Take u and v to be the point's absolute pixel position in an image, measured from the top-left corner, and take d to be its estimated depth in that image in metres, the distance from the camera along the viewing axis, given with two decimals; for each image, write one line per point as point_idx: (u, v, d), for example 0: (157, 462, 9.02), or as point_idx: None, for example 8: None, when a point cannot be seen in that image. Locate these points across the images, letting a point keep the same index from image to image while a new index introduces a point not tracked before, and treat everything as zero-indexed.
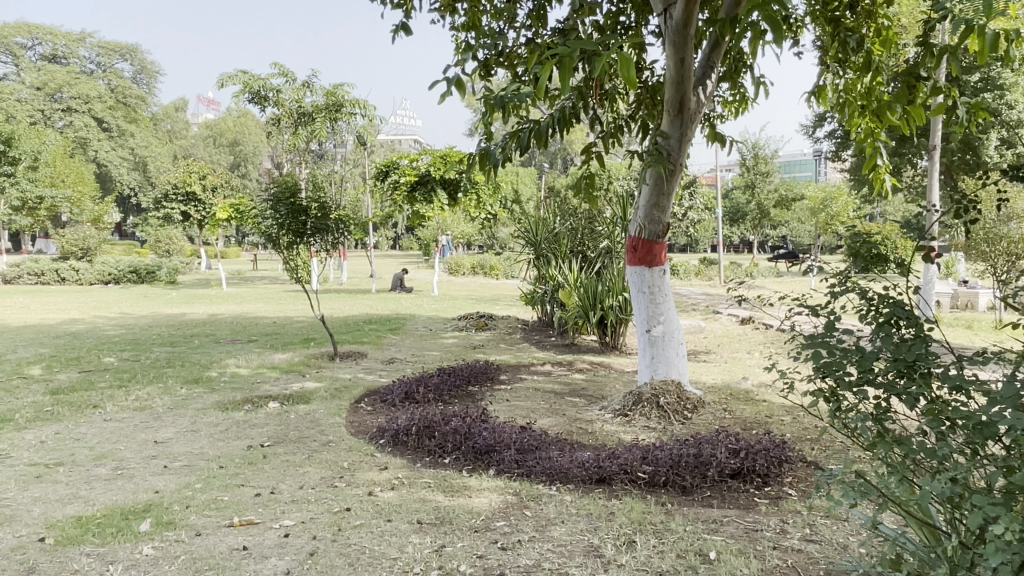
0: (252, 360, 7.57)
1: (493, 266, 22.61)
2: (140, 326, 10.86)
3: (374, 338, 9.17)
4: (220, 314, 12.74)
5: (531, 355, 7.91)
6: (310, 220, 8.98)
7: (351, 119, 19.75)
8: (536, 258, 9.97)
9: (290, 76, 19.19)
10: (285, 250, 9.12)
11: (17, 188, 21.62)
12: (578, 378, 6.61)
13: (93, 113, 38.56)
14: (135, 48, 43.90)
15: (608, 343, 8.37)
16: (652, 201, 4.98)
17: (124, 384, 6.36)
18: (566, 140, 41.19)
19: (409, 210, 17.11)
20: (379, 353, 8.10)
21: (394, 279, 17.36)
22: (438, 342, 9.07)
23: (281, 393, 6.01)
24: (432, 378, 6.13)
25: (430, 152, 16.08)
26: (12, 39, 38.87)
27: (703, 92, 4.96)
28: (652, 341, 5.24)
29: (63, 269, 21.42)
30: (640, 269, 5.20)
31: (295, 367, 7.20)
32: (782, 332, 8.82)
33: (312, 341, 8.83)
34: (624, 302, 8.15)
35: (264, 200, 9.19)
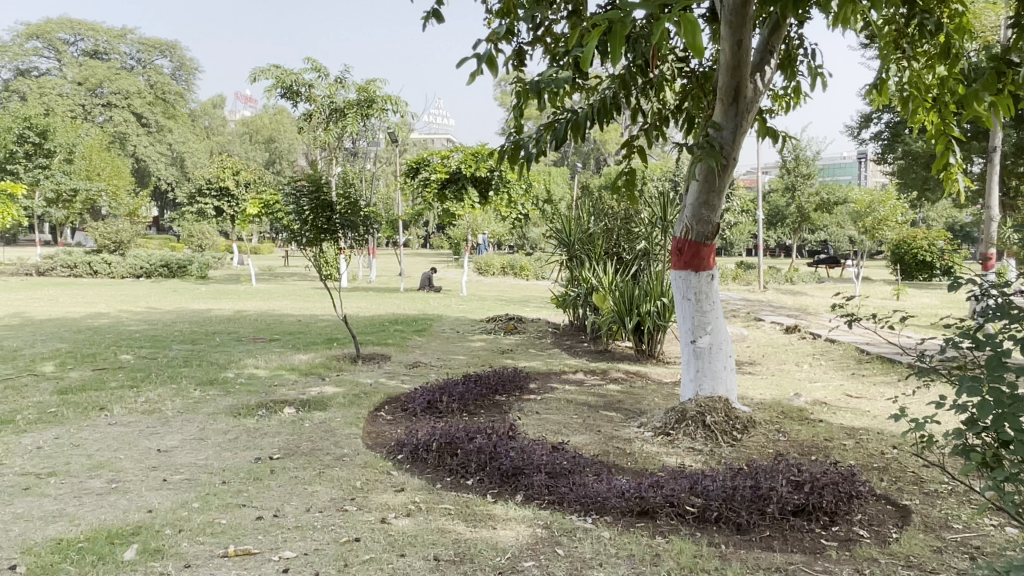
0: (272, 361, 7.25)
1: (523, 267, 22.19)
2: (164, 321, 10.65)
3: (399, 340, 8.82)
4: (246, 311, 12.51)
5: (563, 361, 7.48)
6: (336, 217, 8.62)
7: (383, 115, 19.49)
8: (569, 260, 9.54)
9: (323, 71, 18.97)
10: (309, 247, 8.78)
11: (52, 180, 21.76)
12: (613, 389, 6.15)
13: (132, 109, 39.00)
14: (174, 44, 44.36)
15: (644, 350, 7.88)
16: (701, 198, 4.53)
17: (136, 384, 6.07)
18: (600, 140, 40.59)
19: (440, 208, 16.77)
20: (404, 356, 7.73)
21: (423, 278, 17.02)
22: (466, 345, 8.68)
23: (297, 398, 5.66)
24: (457, 386, 5.75)
25: (462, 148, 15.74)
26: (55, 35, 39.52)
27: (760, 80, 4.50)
28: (697, 353, 4.79)
29: (96, 261, 21.50)
30: (686, 274, 4.75)
31: (315, 370, 6.87)
32: (831, 343, 8.29)
33: (335, 342, 8.50)
34: (662, 308, 7.65)
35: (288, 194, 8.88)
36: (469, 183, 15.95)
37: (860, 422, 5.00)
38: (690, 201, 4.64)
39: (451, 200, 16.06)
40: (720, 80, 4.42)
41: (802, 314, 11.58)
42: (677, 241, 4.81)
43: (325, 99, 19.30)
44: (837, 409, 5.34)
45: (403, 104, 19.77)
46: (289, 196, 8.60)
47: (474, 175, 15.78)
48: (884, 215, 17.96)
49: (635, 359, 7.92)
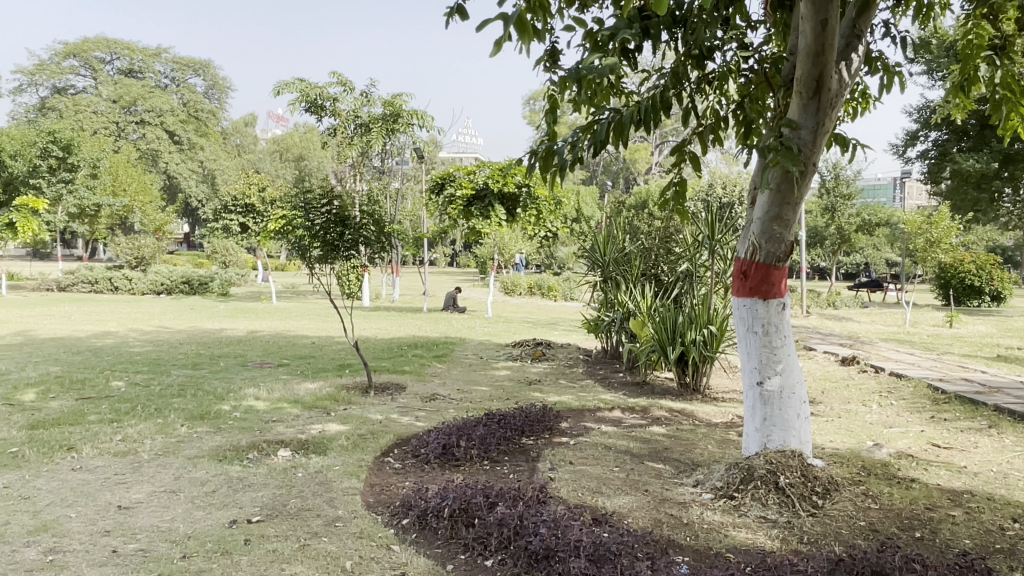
0: (275, 390, 6.55)
1: (551, 286, 21.41)
2: (171, 342, 10.05)
3: (417, 367, 8.08)
4: (260, 331, 11.88)
5: (597, 396, 6.68)
6: (349, 231, 7.86)
7: (409, 131, 18.92)
8: (604, 282, 8.75)
9: (349, 85, 18.47)
10: (318, 264, 8.01)
11: (75, 196, 21.51)
12: (658, 432, 5.33)
13: (165, 126, 39.10)
14: (208, 63, 44.60)
15: (687, 384, 7.03)
16: (772, 211, 3.78)
17: (117, 417, 5.40)
18: (630, 158, 39.83)
19: (465, 226, 16.08)
20: (421, 386, 6.97)
21: (446, 298, 16.30)
22: (490, 374, 7.92)
23: (293, 438, 4.93)
24: (481, 425, 5.01)
25: (490, 163, 15.10)
26: (91, 53, 39.88)
27: (846, 70, 3.73)
28: (764, 396, 4.01)
29: (116, 277, 21.17)
30: (751, 302, 3.97)
31: (321, 402, 6.14)
32: (899, 380, 7.40)
33: (347, 368, 7.79)
34: (707, 337, 6.82)
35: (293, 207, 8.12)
36: (496, 200, 15.31)
37: (960, 483, 4.15)
38: (758, 215, 3.89)
39: (477, 218, 15.42)
40: (798, 69, 3.68)
41: (855, 343, 10.67)
42: (739, 262, 4.06)
43: (350, 114, 18.79)
44: (926, 464, 4.51)
45: (429, 120, 19.20)
46: (296, 208, 7.85)
47: (501, 191, 15.12)
48: (938, 237, 16.84)
49: (676, 393, 7.11)
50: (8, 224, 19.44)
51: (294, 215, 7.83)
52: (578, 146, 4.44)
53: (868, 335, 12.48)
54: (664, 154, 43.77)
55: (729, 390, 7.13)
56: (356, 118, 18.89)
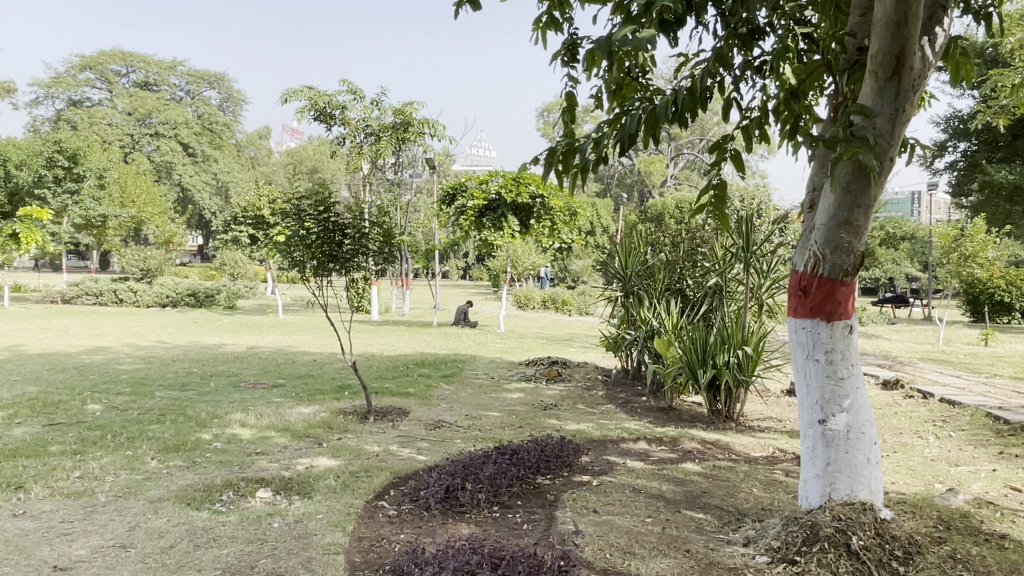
0: (264, 416, 5.93)
1: (565, 300, 20.77)
2: (165, 359, 9.49)
3: (423, 389, 7.45)
4: (260, 347, 11.29)
5: (620, 424, 6.01)
6: (348, 241, 7.17)
7: (421, 140, 18.35)
8: (625, 298, 8.10)
9: (359, 94, 17.95)
10: (313, 277, 7.30)
11: (81, 206, 21.15)
12: (693, 469, 4.67)
13: (178, 139, 38.89)
14: (222, 76, 44.42)
15: (719, 411, 6.35)
16: (840, 215, 3.14)
17: (82, 448, 4.80)
18: (645, 171, 39.22)
19: (476, 237, 15.49)
20: (425, 411, 6.34)
21: (457, 312, 15.68)
22: (501, 397, 7.28)
23: (275, 476, 4.31)
24: (489, 460, 4.40)
25: (503, 172, 14.52)
26: (107, 66, 39.81)
27: (930, 47, 3.11)
28: (827, 437, 3.37)
29: (121, 289, 20.73)
30: (812, 324, 3.34)
31: (313, 430, 5.53)
32: (954, 408, 6.69)
33: (346, 390, 7.18)
34: (742, 360, 6.15)
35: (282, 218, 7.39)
36: (509, 211, 14.73)
37: None
38: (820, 222, 3.26)
39: (490, 229, 14.83)
40: (872, 45, 3.07)
41: (896, 364, 9.94)
42: (794, 277, 3.43)
43: (360, 123, 18.28)
44: (1012, 513, 3.83)
45: (441, 129, 18.64)
46: (288, 215, 7.15)
47: (514, 201, 14.56)
48: (973, 251, 16.04)
49: (706, 421, 6.45)
50: (11, 235, 19.04)
51: (286, 223, 7.10)
52: (602, 141, 3.86)
53: (904, 354, 11.73)
54: (680, 166, 43.13)
55: (765, 418, 6.47)
56: (366, 127, 18.35)
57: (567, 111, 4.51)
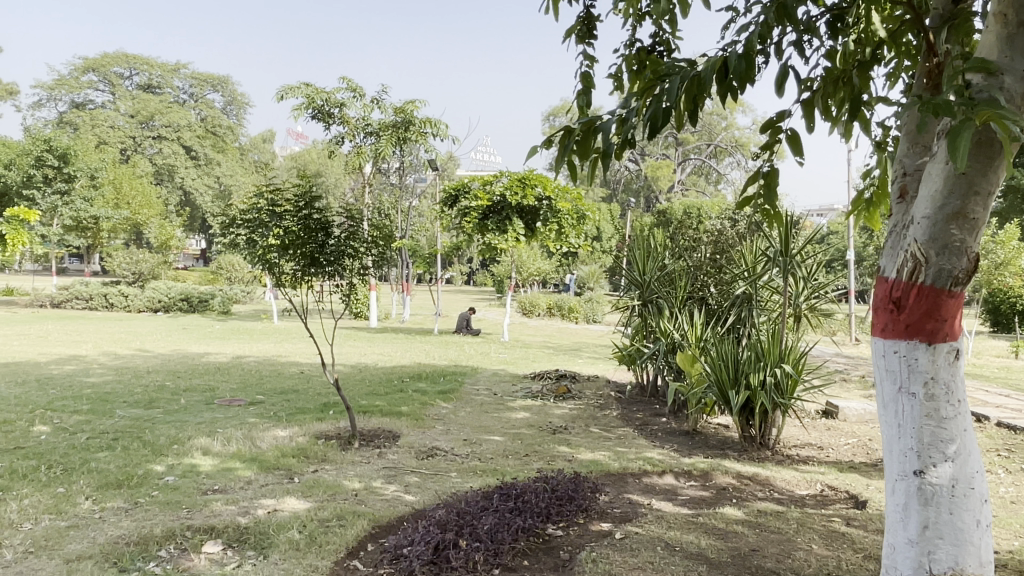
0: (232, 441, 5.17)
1: (571, 307, 19.99)
2: (140, 370, 8.73)
3: (417, 407, 6.67)
4: (248, 356, 10.53)
5: (641, 452, 5.22)
6: (332, 240, 5.98)
7: (423, 140, 17.55)
8: (643, 306, 7.32)
9: (359, 91, 17.19)
10: (290, 282, 6.07)
11: (72, 207, 20.47)
12: (735, 515, 3.89)
13: (182, 142, 38.18)
14: (227, 78, 43.74)
15: (752, 437, 5.56)
16: (953, 203, 2.39)
17: (6, 484, 4.04)
18: (653, 176, 38.44)
19: (479, 240, 14.73)
20: (418, 436, 5.56)
21: (460, 319, 14.90)
22: (505, 417, 6.52)
23: (228, 524, 3.54)
24: (491, 504, 3.63)
25: (508, 172, 13.79)
26: (111, 68, 39.22)
27: None
28: (925, 493, 2.60)
29: (112, 294, 20.01)
30: (907, 348, 2.58)
31: (287, 459, 4.76)
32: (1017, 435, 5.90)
33: (332, 409, 6.41)
34: (780, 380, 5.37)
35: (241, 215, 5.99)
36: (514, 213, 13.99)
37: None
38: (922, 213, 2.51)
39: (494, 232, 14.06)
40: None
41: None
42: (881, 284, 2.67)
43: (360, 122, 17.50)
44: None
45: (443, 129, 17.85)
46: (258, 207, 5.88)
47: (519, 204, 13.83)
48: (1004, 259, 15.17)
49: (737, 447, 5.67)
50: None
51: (257, 218, 5.82)
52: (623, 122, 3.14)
53: None
54: (687, 172, 42.41)
55: (803, 446, 5.69)
56: (365, 126, 17.60)
57: (582, 96, 3.76)
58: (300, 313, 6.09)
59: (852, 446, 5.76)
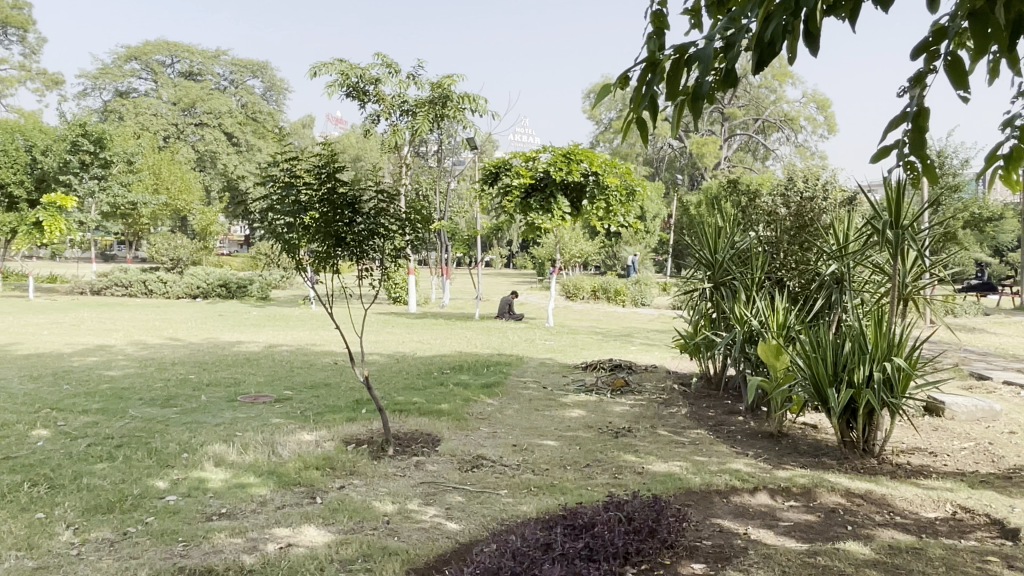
0: (250, 449, 4.52)
1: (618, 289, 19.12)
2: (164, 362, 8.17)
3: (459, 405, 5.95)
4: (281, 345, 9.94)
5: (724, 462, 4.42)
6: (362, 219, 5.14)
7: (461, 116, 16.73)
8: (714, 290, 6.49)
9: (394, 67, 16.45)
10: (313, 266, 5.25)
11: (108, 193, 20.24)
12: (863, 555, 3.07)
13: (223, 128, 37.98)
14: (266, 63, 43.39)
15: (853, 442, 4.74)
16: None
17: None
18: (699, 153, 37.15)
19: (522, 220, 13.94)
20: (461, 441, 4.83)
21: (502, 303, 14.17)
22: (558, 417, 5.76)
23: (229, 565, 2.85)
24: (553, 541, 2.87)
25: (552, 147, 12.94)
26: (152, 56, 39.16)
27: None
28: None
29: (151, 280, 19.74)
30: None
31: (309, 472, 4.07)
32: None
33: (363, 408, 5.72)
34: (889, 375, 4.53)
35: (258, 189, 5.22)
36: (559, 191, 13.17)
37: None
38: None
39: (537, 211, 13.25)
40: None
41: None
42: None
43: (396, 99, 16.77)
44: None
45: (482, 105, 17.00)
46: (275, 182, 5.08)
47: (564, 181, 12.99)
48: None
49: (834, 454, 4.86)
50: (35, 224, 18.23)
51: (276, 192, 5.09)
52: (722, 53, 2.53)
53: None
54: (733, 148, 41.01)
55: (913, 452, 4.83)
56: (402, 104, 16.86)
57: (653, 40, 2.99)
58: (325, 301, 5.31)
59: (971, 452, 4.87)
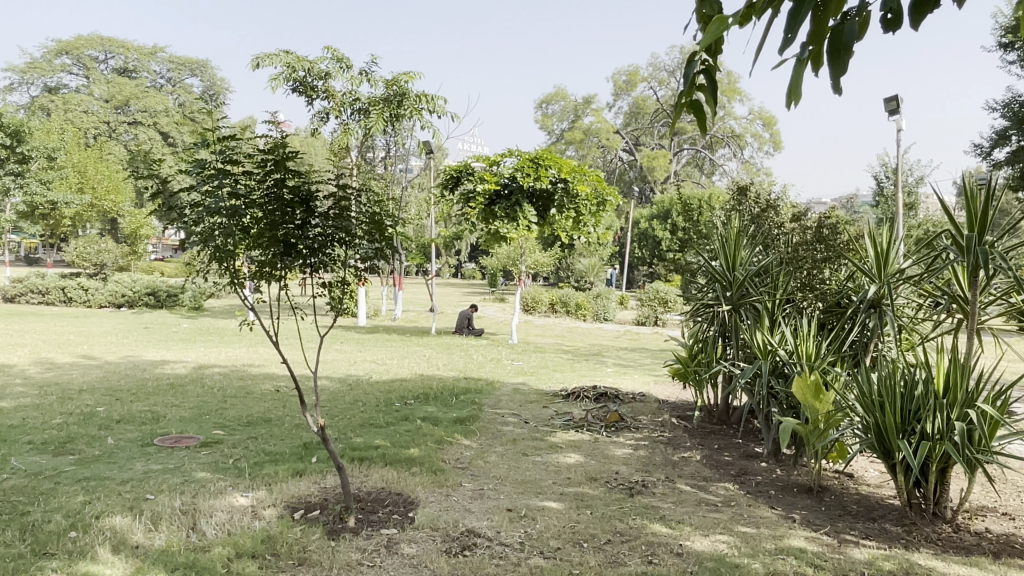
0: (162, 524, 3.40)
1: (578, 303, 18.33)
2: (71, 388, 6.89)
3: (429, 448, 4.93)
4: (213, 366, 8.70)
5: (780, 538, 3.48)
6: (316, 220, 4.06)
7: (418, 117, 15.65)
8: (729, 311, 5.59)
9: (345, 62, 15.29)
10: (253, 276, 4.12)
11: (25, 190, 18.44)
12: None
13: (160, 128, 35.93)
14: (207, 62, 41.30)
15: (921, 503, 3.88)
16: None
17: None
18: (650, 165, 36.94)
19: (483, 229, 12.98)
20: (440, 506, 3.80)
21: (460, 318, 13.15)
22: (550, 464, 4.77)
23: None
24: None
25: (518, 152, 12.01)
26: (84, 51, 36.90)
27: None
28: None
29: (70, 287, 17.99)
30: None
31: (241, 566, 2.97)
32: None
33: (312, 455, 4.64)
34: (972, 424, 3.67)
35: (181, 176, 4.00)
36: (524, 198, 12.24)
37: None
38: None
39: (501, 219, 12.30)
40: None
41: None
42: None
43: (347, 96, 15.59)
44: None
45: (440, 106, 15.94)
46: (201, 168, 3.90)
47: (530, 187, 12.07)
48: None
49: (895, 518, 3.99)
50: None
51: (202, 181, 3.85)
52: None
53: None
54: (682, 162, 40.97)
55: (986, 514, 3.99)
56: (354, 102, 15.67)
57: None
58: (265, 313, 4.22)
59: None
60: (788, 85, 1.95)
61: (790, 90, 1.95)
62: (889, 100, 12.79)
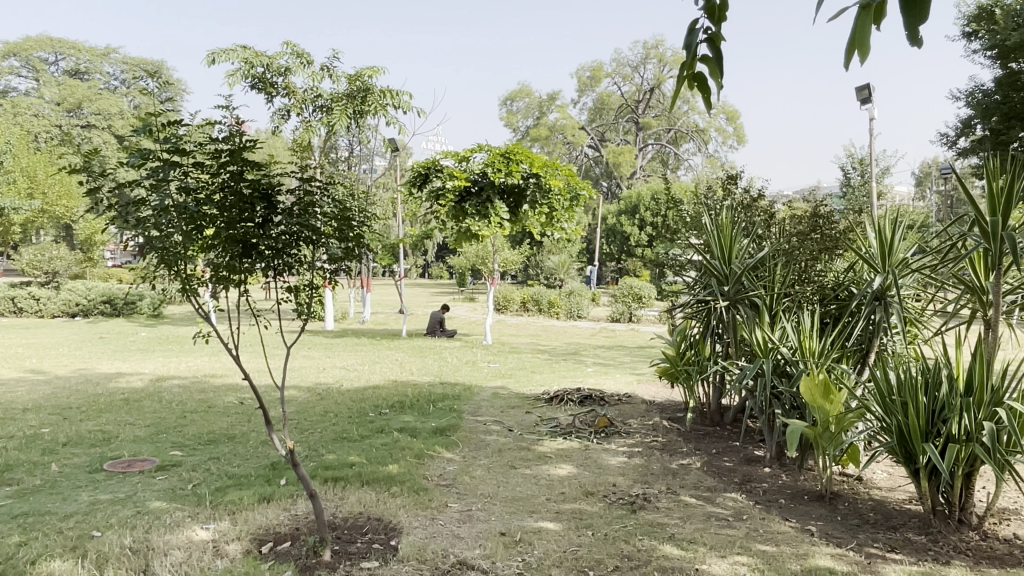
0: (108, 568, 2.96)
1: (551, 301, 18.02)
2: (13, 407, 6.34)
3: (407, 464, 4.53)
4: (171, 377, 8.18)
5: (805, 558, 3.15)
6: (279, 218, 3.63)
7: (382, 114, 15.15)
8: (723, 308, 5.27)
9: (306, 57, 14.74)
10: (208, 282, 3.68)
11: None
12: None
13: (114, 132, 34.77)
14: (163, 63, 40.15)
15: (945, 510, 3.59)
16: None
17: None
18: (616, 161, 36.83)
19: (453, 228, 12.58)
20: (426, 533, 3.41)
21: (432, 319, 12.73)
22: (541, 477, 4.40)
23: None
24: None
25: (489, 147, 11.62)
26: (34, 53, 35.56)
27: None
28: None
29: (21, 297, 17.15)
30: None
31: None
32: None
33: (279, 478, 4.22)
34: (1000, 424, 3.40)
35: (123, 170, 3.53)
36: (496, 194, 11.85)
37: None
38: None
39: (472, 217, 11.90)
40: None
41: None
42: None
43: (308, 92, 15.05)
44: None
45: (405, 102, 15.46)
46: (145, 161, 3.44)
47: (501, 183, 11.69)
48: None
49: (918, 526, 3.71)
50: None
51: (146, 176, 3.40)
52: None
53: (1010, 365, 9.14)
54: (648, 158, 40.95)
55: (1010, 518, 3.73)
56: (315, 98, 15.13)
57: None
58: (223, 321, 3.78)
59: None
60: (855, 34, 1.62)
61: (857, 42, 1.62)
62: (860, 89, 12.66)
